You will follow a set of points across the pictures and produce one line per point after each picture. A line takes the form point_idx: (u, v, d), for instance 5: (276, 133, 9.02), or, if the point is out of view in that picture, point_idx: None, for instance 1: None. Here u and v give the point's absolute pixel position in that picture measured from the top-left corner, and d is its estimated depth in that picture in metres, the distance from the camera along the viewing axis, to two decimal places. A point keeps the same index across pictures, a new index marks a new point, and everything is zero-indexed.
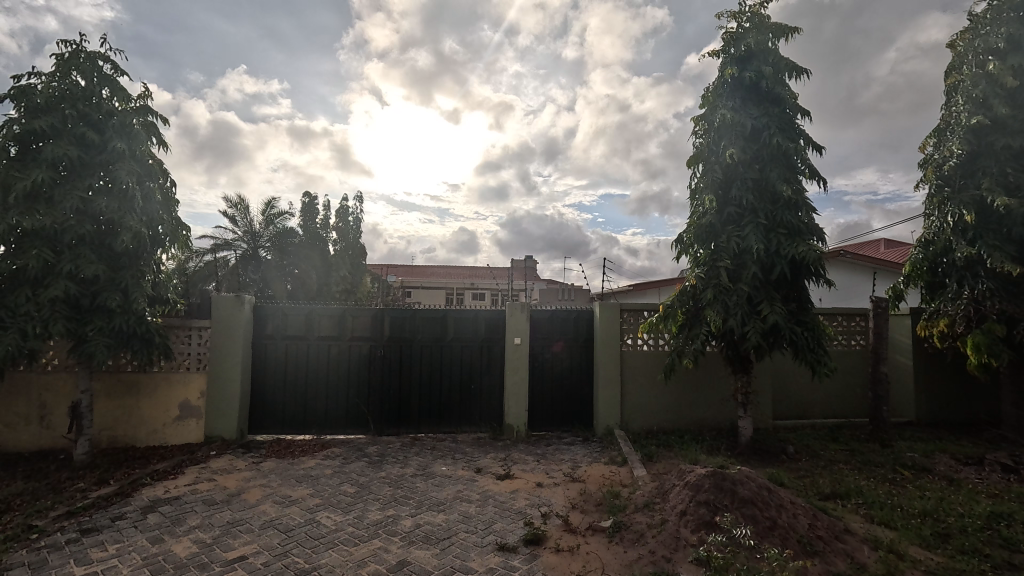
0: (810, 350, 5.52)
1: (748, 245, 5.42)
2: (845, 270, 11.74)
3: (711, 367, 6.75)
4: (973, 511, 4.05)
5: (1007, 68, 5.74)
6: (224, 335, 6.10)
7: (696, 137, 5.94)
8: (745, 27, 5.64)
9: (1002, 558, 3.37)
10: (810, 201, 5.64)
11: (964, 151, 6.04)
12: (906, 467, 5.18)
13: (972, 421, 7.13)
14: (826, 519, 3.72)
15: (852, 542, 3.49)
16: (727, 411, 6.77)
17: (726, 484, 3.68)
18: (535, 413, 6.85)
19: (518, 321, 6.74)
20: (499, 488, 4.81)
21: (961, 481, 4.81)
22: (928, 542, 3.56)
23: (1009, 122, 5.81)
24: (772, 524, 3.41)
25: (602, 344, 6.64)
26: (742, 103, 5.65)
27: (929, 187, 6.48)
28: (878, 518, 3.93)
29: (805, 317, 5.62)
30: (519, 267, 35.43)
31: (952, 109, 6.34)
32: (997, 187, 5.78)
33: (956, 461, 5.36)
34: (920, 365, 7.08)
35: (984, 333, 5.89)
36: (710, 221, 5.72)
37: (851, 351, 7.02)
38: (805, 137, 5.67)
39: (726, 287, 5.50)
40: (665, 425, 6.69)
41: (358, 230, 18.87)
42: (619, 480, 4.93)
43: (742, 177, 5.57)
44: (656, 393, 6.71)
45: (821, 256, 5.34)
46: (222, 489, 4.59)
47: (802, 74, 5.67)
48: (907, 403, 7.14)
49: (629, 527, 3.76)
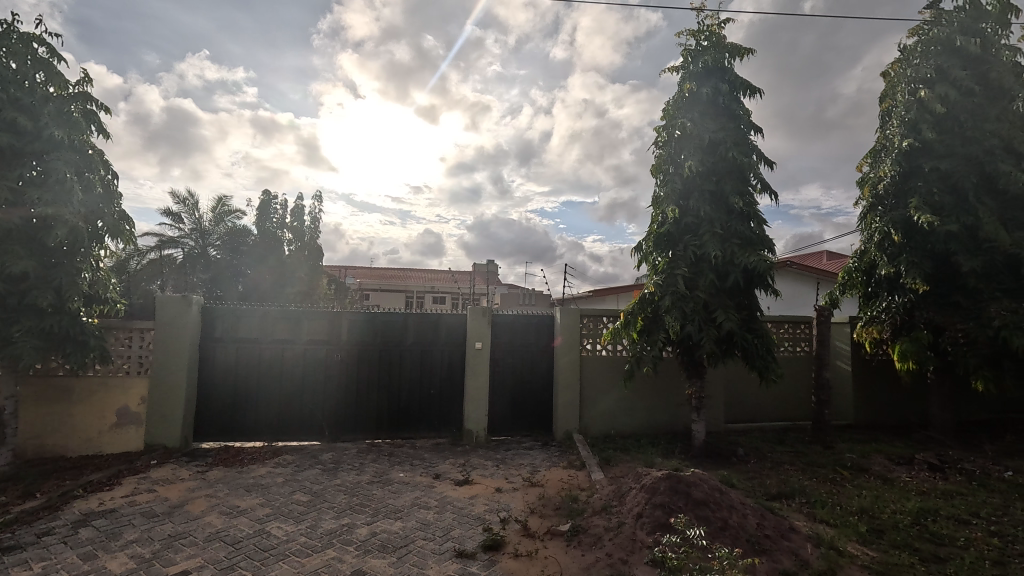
0: (760, 357, 5.76)
1: (704, 253, 5.62)
2: (791, 280, 12.37)
3: (667, 372, 6.94)
4: (904, 508, 4.32)
5: (935, 96, 6.20)
6: (169, 337, 5.76)
7: (657, 148, 6.11)
8: (703, 45, 5.87)
9: (929, 551, 3.61)
10: (761, 213, 5.89)
11: (897, 171, 6.49)
12: (845, 467, 5.48)
13: (902, 424, 7.61)
14: (773, 518, 3.88)
15: (797, 540, 3.65)
16: (682, 415, 6.96)
17: (681, 486, 3.79)
18: (494, 418, 6.85)
19: (479, 326, 6.68)
20: (457, 493, 4.77)
21: (894, 479, 5.13)
22: (865, 539, 3.77)
23: (936, 147, 6.29)
24: (723, 524, 3.53)
25: (562, 349, 6.70)
26: (701, 117, 5.84)
27: (866, 204, 6.93)
28: (820, 516, 4.14)
29: (756, 324, 5.87)
30: (481, 271, 35.57)
31: (886, 131, 6.79)
32: (926, 206, 6.22)
33: (890, 461, 5.70)
34: (858, 371, 7.51)
35: (913, 340, 6.35)
36: (669, 230, 5.90)
37: (796, 357, 7.36)
38: (757, 152, 5.93)
39: (683, 293, 5.67)
40: (622, 430, 6.80)
41: (315, 230, 18.08)
42: (577, 484, 4.99)
43: (700, 187, 5.78)
44: (615, 398, 6.83)
45: (772, 266, 5.60)
46: (164, 501, 4.34)
47: (755, 92, 5.94)
48: (847, 408, 7.54)
49: (587, 530, 3.81)
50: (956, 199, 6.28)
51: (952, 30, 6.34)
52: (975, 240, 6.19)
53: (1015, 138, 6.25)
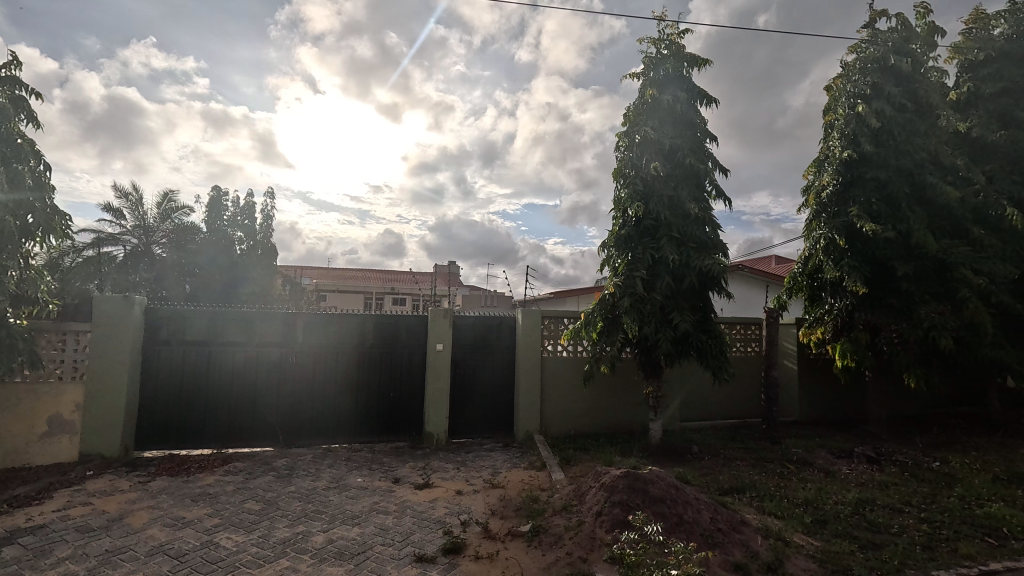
0: (713, 357, 5.96)
1: (661, 255, 5.77)
2: (742, 283, 12.90)
3: (625, 372, 7.08)
4: (845, 499, 4.57)
5: (872, 111, 6.60)
6: (107, 339, 5.42)
7: (617, 153, 6.24)
8: (663, 53, 6.04)
9: (867, 538, 3.83)
10: (715, 218, 6.11)
11: (838, 181, 6.88)
12: (791, 461, 5.75)
13: (842, 419, 8.06)
14: (726, 512, 4.01)
15: (748, 533, 3.80)
16: (639, 414, 7.12)
17: (639, 484, 3.87)
18: (455, 420, 6.80)
19: (440, 327, 6.62)
20: (417, 497, 4.69)
21: (835, 472, 5.42)
22: (810, 529, 3.97)
23: (873, 158, 6.70)
24: (679, 520, 3.63)
25: (523, 350, 6.73)
26: (660, 123, 6.00)
27: (811, 212, 7.30)
28: (768, 509, 4.33)
29: (710, 325, 6.07)
30: (443, 272, 35.32)
31: (829, 143, 7.18)
32: (865, 213, 6.61)
33: (832, 455, 6.01)
34: (803, 370, 7.90)
35: (853, 340, 6.74)
36: (628, 233, 6.04)
37: (747, 357, 7.67)
38: (712, 159, 6.14)
39: (642, 295, 5.82)
40: (582, 430, 6.89)
41: (270, 229, 17.46)
42: (538, 484, 5.01)
43: (658, 192, 5.94)
44: (575, 398, 6.91)
45: (725, 269, 5.80)
46: (100, 515, 4.07)
47: (711, 101, 6.15)
48: (794, 405, 7.91)
49: (548, 530, 3.83)
50: (891, 208, 6.70)
51: (888, 49, 6.79)
52: (907, 247, 6.65)
53: (942, 152, 6.76)
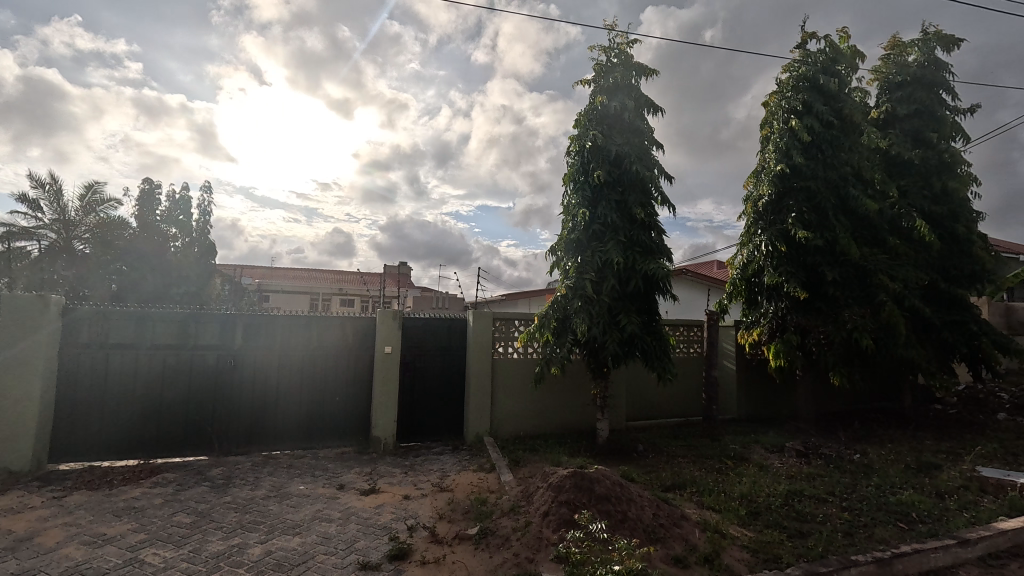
0: (657, 358, 6.16)
1: (609, 259, 5.92)
2: (685, 286, 13.43)
3: (574, 373, 7.20)
4: (776, 491, 4.84)
5: (803, 126, 7.05)
6: (17, 342, 4.96)
7: (568, 157, 6.34)
8: (613, 62, 6.20)
9: (795, 528, 4.08)
10: (660, 224, 6.33)
11: (773, 191, 7.30)
12: (729, 457, 6.03)
13: (775, 416, 8.53)
14: (667, 508, 4.15)
15: (687, 527, 3.95)
16: (587, 414, 7.25)
17: (585, 483, 3.95)
18: (403, 423, 6.68)
19: (389, 329, 6.47)
20: (362, 504, 4.58)
21: (768, 466, 5.73)
22: (744, 521, 4.18)
23: (804, 171, 7.15)
24: (623, 517, 3.73)
25: (474, 352, 6.70)
26: (609, 130, 6.15)
27: (749, 219, 7.69)
28: (707, 503, 4.52)
29: (655, 327, 6.27)
30: (393, 273, 34.70)
31: (765, 155, 7.60)
32: (797, 222, 7.04)
33: (766, 450, 6.36)
34: (740, 370, 8.31)
35: (785, 342, 7.16)
36: (578, 236, 6.15)
37: (689, 358, 7.99)
38: (658, 167, 6.36)
39: (591, 297, 5.95)
40: (531, 431, 6.94)
41: (208, 225, 16.58)
42: (486, 486, 5.01)
43: (606, 197, 6.08)
44: (525, 399, 6.95)
45: (669, 273, 6.01)
46: (6, 535, 3.71)
47: (657, 111, 6.37)
48: (732, 403, 8.30)
49: (495, 532, 3.84)
50: (820, 217, 7.17)
51: (817, 70, 7.28)
52: (833, 254, 7.14)
53: (863, 167, 7.31)
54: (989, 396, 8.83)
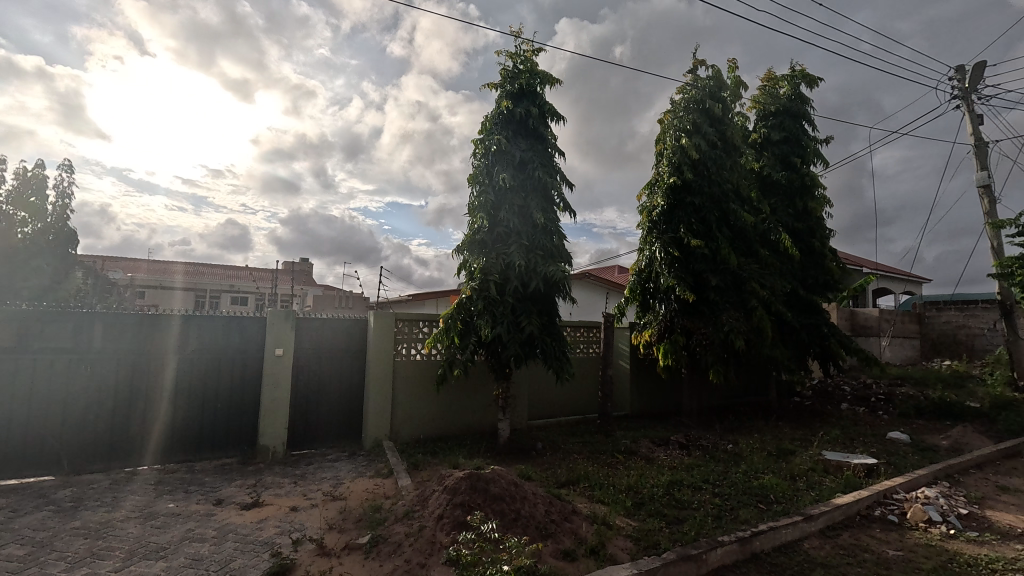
0: (556, 358, 6.37)
1: (512, 262, 6.03)
2: (586, 290, 14.05)
3: (477, 374, 7.24)
4: (660, 481, 5.22)
5: (692, 144, 7.68)
6: None
7: (474, 158, 6.37)
8: (519, 68, 6.34)
9: (673, 515, 4.42)
10: (562, 229, 6.55)
11: (665, 202, 7.87)
12: (620, 452, 6.39)
13: (663, 411, 9.20)
14: (559, 504, 4.30)
15: (577, 521, 4.12)
16: (489, 415, 7.32)
17: (480, 484, 3.98)
18: (295, 430, 6.30)
19: (281, 331, 6.07)
20: (243, 519, 4.23)
21: (654, 459, 6.16)
22: (629, 511, 4.45)
23: (691, 185, 7.79)
24: (516, 516, 3.80)
25: (375, 354, 6.48)
26: (514, 135, 6.29)
27: (644, 228, 8.21)
28: (597, 497, 4.76)
29: (555, 329, 6.48)
30: (293, 270, 32.63)
31: (659, 168, 8.18)
32: (684, 232, 7.64)
33: (653, 443, 6.82)
34: (633, 369, 8.86)
35: (673, 342, 7.73)
36: (483, 238, 6.19)
37: (588, 358, 8.37)
38: (560, 174, 6.59)
39: (494, 299, 6.02)
40: (432, 434, 6.86)
41: (66, 210, 14.47)
42: (382, 493, 4.86)
43: (511, 200, 6.18)
44: (426, 402, 6.86)
45: (568, 276, 6.24)
46: None
47: (561, 120, 6.61)
48: (626, 400, 8.81)
49: (387, 539, 3.74)
50: (704, 228, 7.85)
51: (704, 94, 7.98)
52: (714, 262, 7.86)
53: (741, 185, 8.12)
54: (836, 389, 10.21)
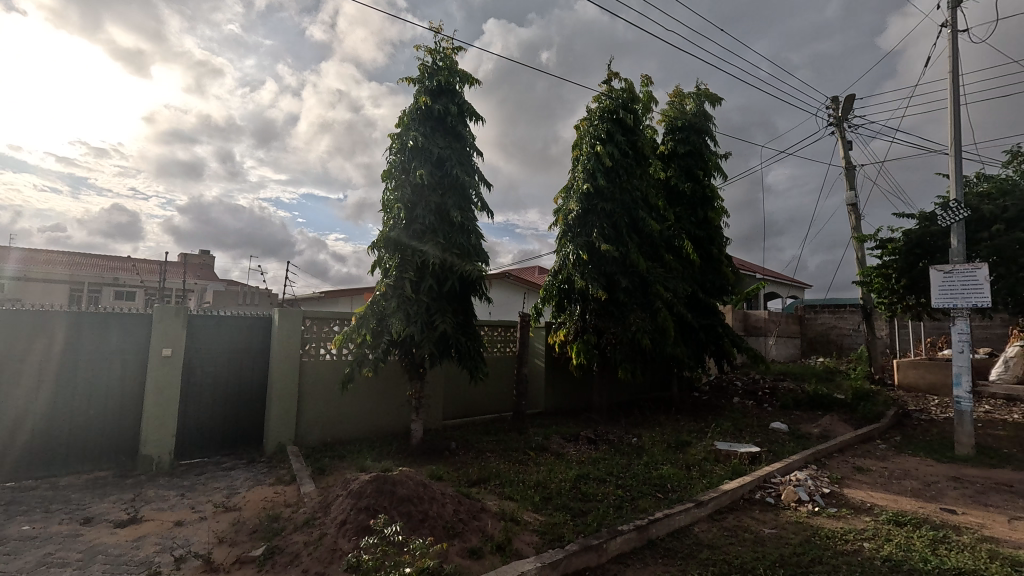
0: (471, 357, 6.38)
1: (427, 260, 5.96)
2: (504, 289, 14.22)
3: (390, 374, 7.07)
4: (567, 476, 5.40)
5: (605, 152, 8.03)
6: None
7: (390, 153, 6.21)
8: (438, 65, 6.28)
9: (578, 507, 4.59)
10: (479, 228, 6.57)
11: (580, 207, 8.17)
12: (532, 448, 6.54)
13: (575, 408, 9.53)
14: (468, 502, 4.31)
15: (485, 519, 4.16)
16: (402, 415, 7.18)
17: (387, 486, 3.89)
18: (185, 437, 5.79)
19: (170, 329, 5.54)
20: (116, 538, 3.81)
21: (564, 454, 6.36)
22: (537, 506, 4.56)
23: (604, 191, 8.15)
24: (423, 517, 3.76)
25: (279, 354, 6.12)
26: (431, 132, 6.21)
27: (560, 230, 8.45)
28: (506, 493, 4.83)
29: (470, 328, 6.48)
30: (190, 262, 29.92)
31: (575, 173, 8.46)
32: (597, 236, 7.96)
33: (564, 439, 7.04)
34: (548, 367, 9.09)
35: (585, 342, 8.02)
36: (398, 235, 6.06)
37: (503, 357, 8.48)
38: (478, 173, 6.61)
39: (408, 297, 5.91)
40: (341, 436, 6.59)
41: None
42: (282, 501, 4.60)
43: (428, 197, 6.10)
44: (335, 403, 6.58)
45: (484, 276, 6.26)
46: None
47: (480, 120, 6.64)
48: (540, 397, 9.02)
49: (284, 549, 3.54)
50: (615, 233, 8.23)
51: (618, 105, 8.37)
52: (623, 266, 8.27)
53: (649, 193, 8.61)
54: (729, 384, 11.15)
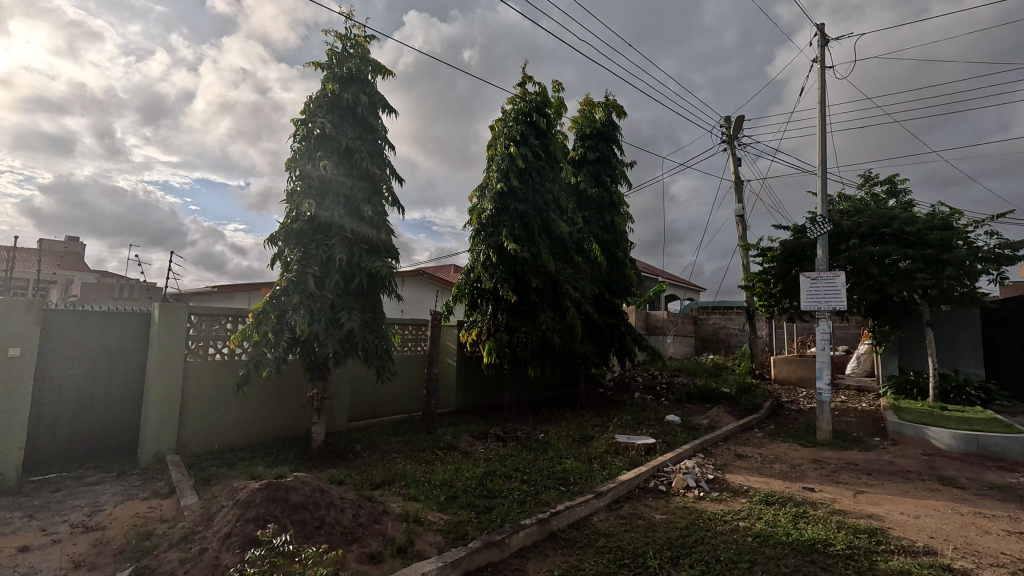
0: (378, 356, 6.17)
1: (332, 255, 5.68)
2: (416, 287, 13.97)
3: (290, 375, 6.67)
4: (474, 473, 5.42)
5: (519, 153, 8.16)
6: None
7: (293, 141, 5.85)
8: (348, 52, 6.01)
9: (483, 505, 4.62)
10: (390, 224, 6.37)
11: (493, 206, 8.24)
12: (440, 448, 6.47)
13: (486, 406, 9.58)
14: (370, 506, 4.17)
15: (387, 522, 4.05)
16: (303, 418, 6.79)
17: (279, 494, 3.65)
18: (37, 449, 5.05)
19: (20, 325, 4.77)
20: None
21: (472, 452, 6.38)
22: (442, 506, 4.53)
23: (517, 192, 8.27)
24: (318, 524, 3.57)
25: (159, 353, 5.52)
26: (339, 121, 5.93)
27: (474, 229, 8.46)
28: (410, 494, 4.74)
29: (378, 326, 6.27)
30: (52, 250, 26.15)
31: (489, 173, 8.50)
32: (509, 236, 8.06)
33: (472, 438, 7.05)
34: (460, 366, 9.06)
35: (497, 341, 8.08)
36: (301, 227, 5.72)
37: (413, 356, 8.35)
38: (389, 167, 6.41)
39: (311, 294, 5.60)
40: (233, 443, 6.09)
41: None
42: (156, 516, 4.15)
43: (334, 189, 5.81)
44: (226, 407, 6.07)
45: (394, 273, 6.08)
46: None
47: (392, 112, 6.45)
48: (451, 396, 8.97)
49: (156, 569, 3.20)
50: (527, 234, 8.40)
51: (532, 108, 8.54)
52: (535, 266, 8.46)
53: (560, 196, 8.86)
54: (631, 380, 11.83)
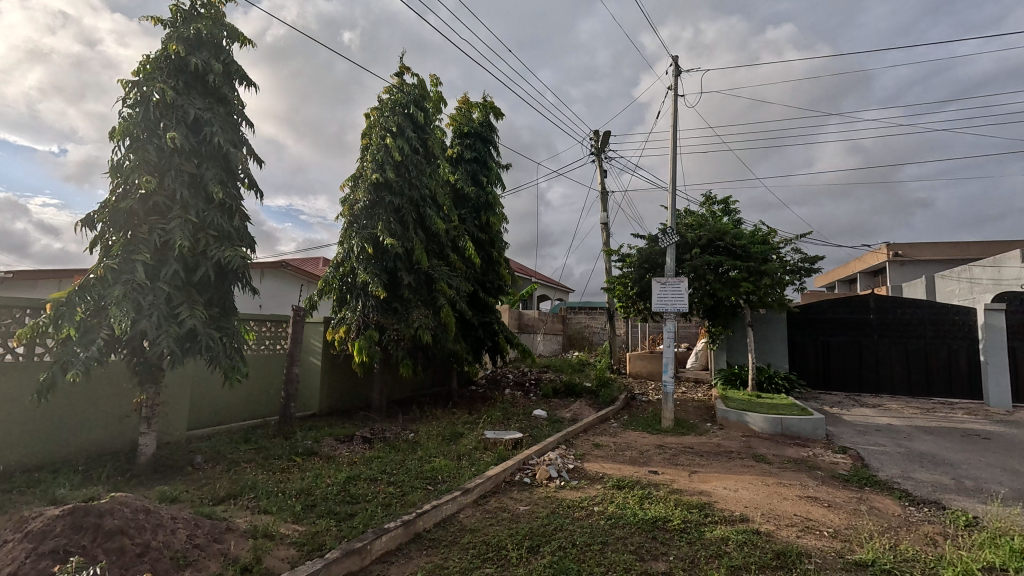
0: (227, 356, 5.52)
1: (171, 240, 4.95)
2: (277, 280, 12.83)
3: (111, 378, 5.71)
4: (336, 479, 5.12)
5: (395, 145, 7.90)
6: None
7: (123, 104, 4.99)
8: (198, 11, 5.29)
9: (344, 511, 4.38)
10: (245, 209, 5.73)
11: (366, 198, 7.88)
12: (297, 454, 6.00)
13: (353, 407, 9.11)
14: (209, 524, 3.71)
15: (230, 540, 3.63)
16: (127, 429, 5.83)
17: (87, 520, 3.09)
18: None
19: None
20: None
21: (334, 456, 6.02)
22: (297, 516, 4.20)
23: (393, 184, 8.01)
24: (141, 550, 3.08)
25: None
26: (184, 89, 5.20)
27: (345, 220, 8.00)
28: (260, 507, 4.32)
29: (227, 322, 5.61)
30: None
31: (363, 162, 8.10)
32: (383, 229, 7.77)
33: (336, 441, 6.66)
34: (325, 366, 8.49)
35: (367, 338, 7.71)
36: (130, 206, 4.90)
37: (271, 355, 7.68)
38: (246, 145, 5.77)
39: (141, 284, 4.82)
40: (27, 463, 5.00)
41: None
42: None
43: (177, 165, 5.07)
44: (19, 419, 4.97)
45: (248, 263, 5.48)
46: None
47: (252, 86, 5.82)
48: (314, 398, 8.37)
49: None
50: (402, 228, 8.18)
51: (410, 100, 8.34)
52: (408, 262, 8.27)
53: (437, 192, 8.76)
54: (502, 376, 12.16)
